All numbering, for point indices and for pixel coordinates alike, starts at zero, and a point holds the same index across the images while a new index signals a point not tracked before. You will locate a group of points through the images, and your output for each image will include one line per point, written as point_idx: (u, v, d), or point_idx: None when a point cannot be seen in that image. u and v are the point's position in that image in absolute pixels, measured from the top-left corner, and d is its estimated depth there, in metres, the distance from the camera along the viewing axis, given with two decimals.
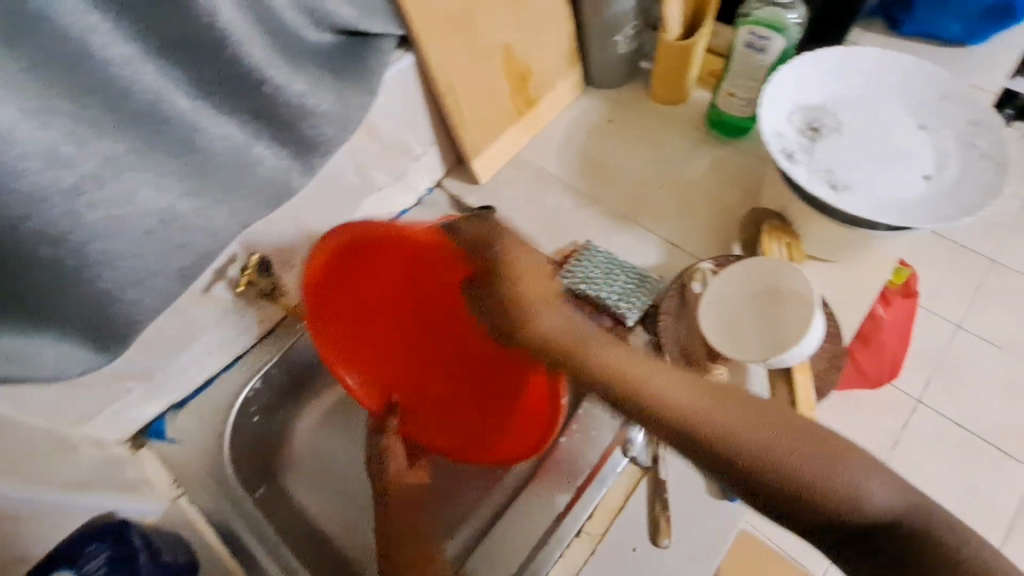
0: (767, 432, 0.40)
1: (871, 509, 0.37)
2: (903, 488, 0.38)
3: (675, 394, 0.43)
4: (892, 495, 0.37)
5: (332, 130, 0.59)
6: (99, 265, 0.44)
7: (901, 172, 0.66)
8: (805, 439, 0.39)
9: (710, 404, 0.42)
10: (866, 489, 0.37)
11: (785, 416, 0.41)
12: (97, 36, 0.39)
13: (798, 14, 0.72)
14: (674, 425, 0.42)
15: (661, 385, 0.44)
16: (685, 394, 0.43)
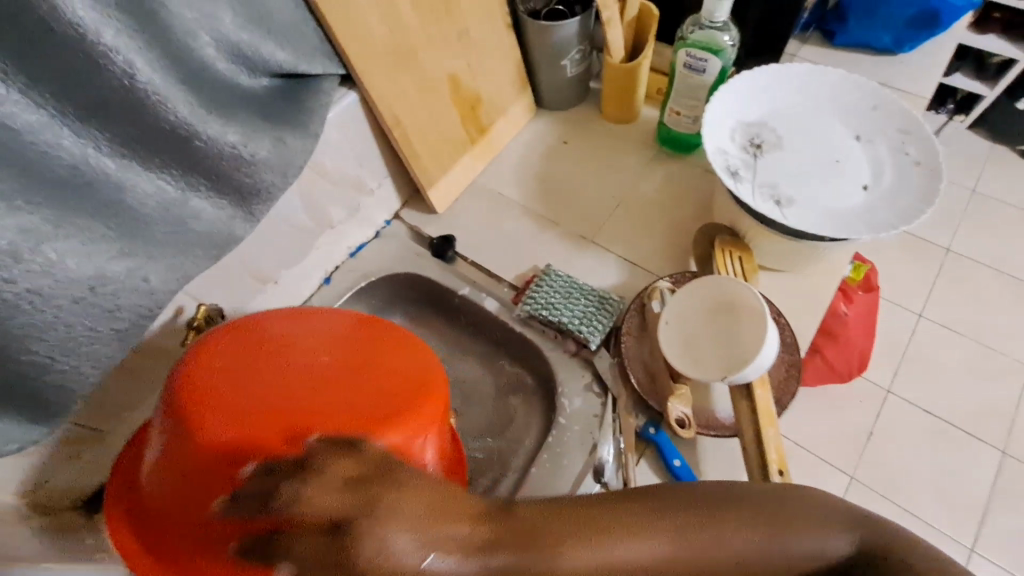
0: (742, 531, 0.43)
1: (833, 551, 0.44)
2: (853, 525, 0.45)
3: (659, 563, 0.41)
4: (847, 542, 0.45)
5: (274, 176, 0.58)
6: (24, 340, 0.42)
7: (839, 183, 0.68)
8: (768, 516, 0.44)
9: (689, 561, 0.42)
10: (824, 540, 0.44)
11: (750, 505, 0.44)
12: (5, 105, 0.38)
13: (731, 36, 0.74)
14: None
15: (636, 549, 0.41)
16: (658, 551, 0.41)
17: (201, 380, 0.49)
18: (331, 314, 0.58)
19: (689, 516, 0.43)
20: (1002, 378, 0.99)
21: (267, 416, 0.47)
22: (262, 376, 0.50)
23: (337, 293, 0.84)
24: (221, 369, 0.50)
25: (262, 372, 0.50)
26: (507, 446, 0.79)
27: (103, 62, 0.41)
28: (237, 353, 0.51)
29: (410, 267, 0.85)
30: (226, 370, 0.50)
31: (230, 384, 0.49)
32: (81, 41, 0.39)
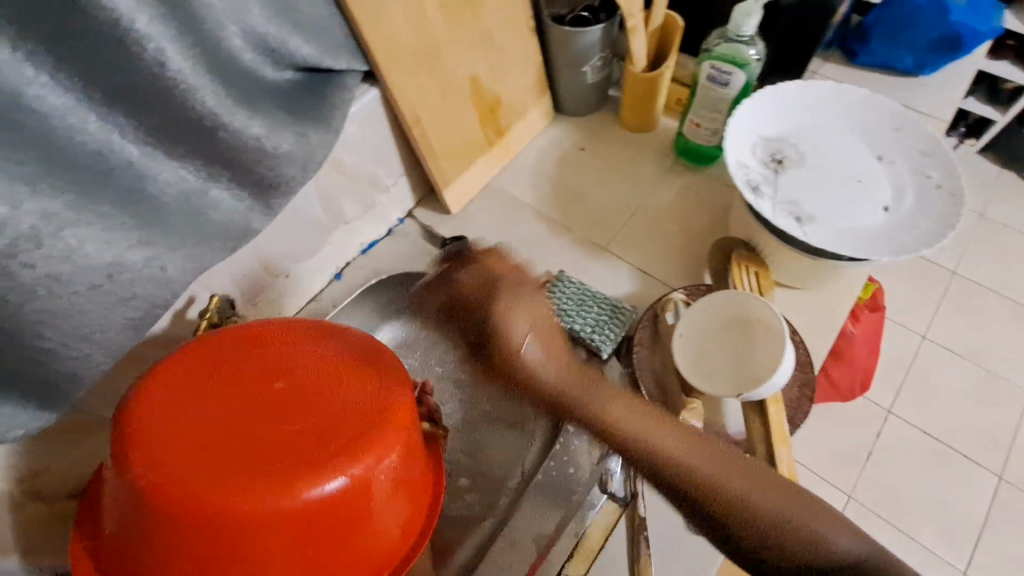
0: (774, 496, 0.48)
1: (836, 550, 0.45)
2: (860, 536, 0.46)
3: (686, 459, 0.52)
4: (853, 545, 0.46)
5: (294, 171, 0.57)
6: (38, 326, 0.42)
7: (860, 203, 0.68)
8: (786, 495, 0.48)
9: (722, 485, 0.49)
10: (832, 537, 0.46)
11: (775, 477, 0.50)
12: (33, 87, 0.37)
13: (757, 50, 0.73)
14: (702, 493, 0.49)
15: (688, 457, 0.51)
16: (703, 463, 0.50)
17: (127, 419, 0.43)
18: (281, 325, 0.51)
19: (728, 460, 0.51)
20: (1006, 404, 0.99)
21: (210, 466, 0.41)
22: (203, 414, 0.44)
23: (348, 289, 0.84)
24: (158, 407, 0.44)
25: (203, 407, 0.44)
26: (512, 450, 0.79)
27: (134, 49, 0.40)
28: (177, 382, 0.45)
29: (422, 267, 0.85)
30: (163, 408, 0.44)
31: (169, 427, 0.43)
32: (114, 27, 0.39)
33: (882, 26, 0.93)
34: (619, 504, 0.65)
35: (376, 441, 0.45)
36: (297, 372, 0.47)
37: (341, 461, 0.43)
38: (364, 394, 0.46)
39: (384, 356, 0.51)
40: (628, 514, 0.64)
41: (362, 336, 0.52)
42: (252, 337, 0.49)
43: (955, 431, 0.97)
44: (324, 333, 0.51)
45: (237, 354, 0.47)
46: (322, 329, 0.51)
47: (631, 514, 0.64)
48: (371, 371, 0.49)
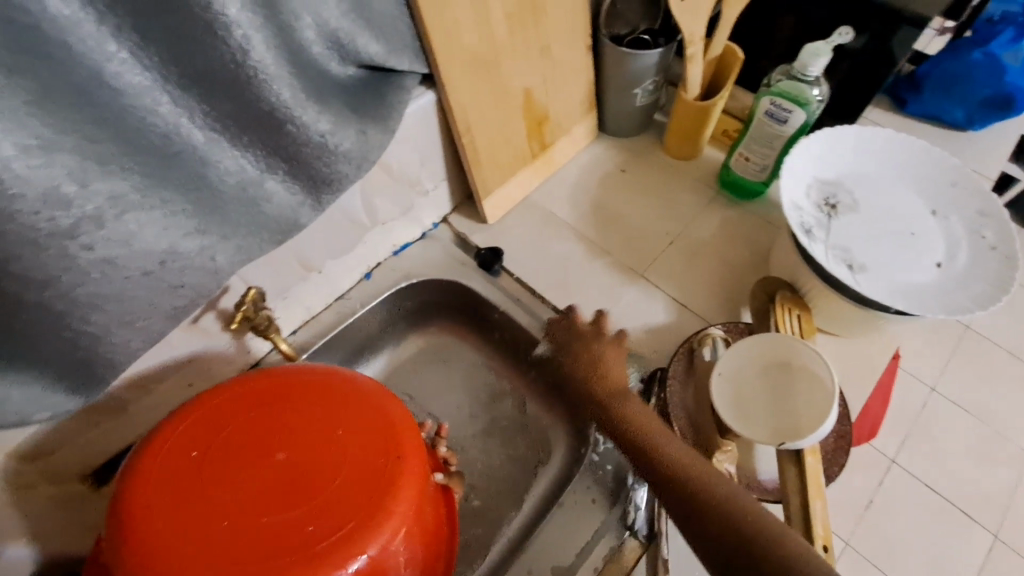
0: (752, 517, 0.48)
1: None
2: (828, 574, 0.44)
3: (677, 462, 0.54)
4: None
5: (349, 169, 0.55)
6: (86, 309, 0.40)
7: (913, 256, 0.67)
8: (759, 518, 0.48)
9: (707, 494, 0.51)
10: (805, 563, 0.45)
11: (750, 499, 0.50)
12: (114, 64, 0.36)
13: (820, 91, 0.72)
14: (688, 495, 0.51)
15: (682, 461, 0.54)
16: (697, 472, 0.53)
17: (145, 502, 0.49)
18: (294, 389, 0.57)
19: (710, 474, 0.52)
20: (1000, 468, 0.73)
21: (229, 545, 0.47)
22: (232, 479, 0.51)
23: (376, 290, 0.82)
24: (176, 484, 0.50)
25: (229, 474, 0.51)
26: (529, 471, 0.77)
27: (220, 35, 0.39)
28: (208, 448, 0.52)
29: (453, 275, 0.83)
30: (192, 476, 0.51)
31: (201, 493, 0.50)
32: (204, 10, 0.37)
33: (937, 75, 0.91)
34: (641, 542, 0.63)
35: (382, 513, 0.51)
36: (299, 445, 0.53)
37: (355, 524, 0.50)
38: (364, 460, 0.53)
39: (387, 414, 0.57)
40: (649, 554, 0.62)
41: (367, 394, 0.58)
42: (254, 402, 0.56)
43: (964, 492, 0.72)
44: (331, 396, 0.57)
45: (258, 422, 0.54)
46: (332, 392, 0.57)
47: (652, 554, 0.62)
48: (372, 438, 0.55)
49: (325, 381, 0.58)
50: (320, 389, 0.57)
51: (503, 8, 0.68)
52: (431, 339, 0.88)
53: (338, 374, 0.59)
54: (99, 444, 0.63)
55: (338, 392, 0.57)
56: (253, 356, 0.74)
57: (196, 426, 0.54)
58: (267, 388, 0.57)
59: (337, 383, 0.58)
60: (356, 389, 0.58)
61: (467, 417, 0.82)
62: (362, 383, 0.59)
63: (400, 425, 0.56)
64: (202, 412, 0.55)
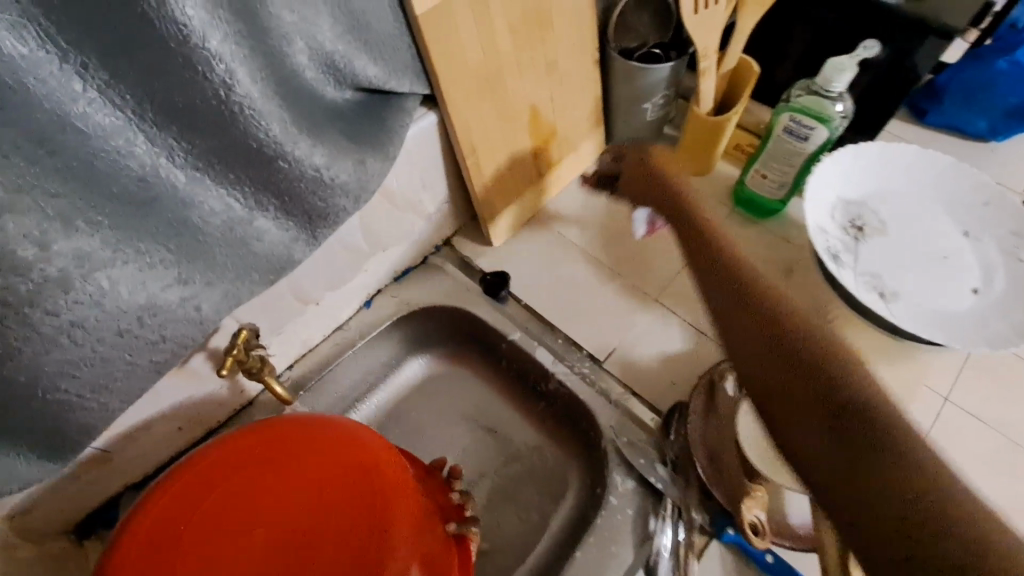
0: None
1: None
2: None
3: None
4: None
5: (346, 202, 0.51)
6: (55, 378, 0.37)
7: (946, 283, 0.63)
8: None
9: None
10: None
11: None
12: (80, 103, 0.32)
13: (844, 106, 0.68)
14: None
15: None
16: None
17: None
18: (278, 443, 0.56)
19: None
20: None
21: None
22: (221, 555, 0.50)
23: (376, 318, 0.78)
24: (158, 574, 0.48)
25: (221, 544, 0.51)
26: (541, 511, 0.73)
27: (201, 69, 0.35)
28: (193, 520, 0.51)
29: (457, 302, 0.79)
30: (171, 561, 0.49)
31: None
32: (182, 43, 0.33)
33: (957, 84, 0.87)
34: None
35: (382, 551, 0.52)
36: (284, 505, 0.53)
37: None
38: (357, 505, 0.54)
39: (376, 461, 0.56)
40: None
41: (354, 438, 0.57)
42: (221, 466, 0.54)
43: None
44: (317, 448, 0.56)
45: (246, 486, 0.54)
46: (302, 438, 0.57)
47: None
48: (357, 478, 0.55)
49: (309, 430, 0.57)
50: (288, 438, 0.56)
51: (509, 23, 0.64)
52: (433, 368, 0.84)
53: (320, 421, 0.58)
54: (82, 496, 0.59)
55: (324, 442, 0.56)
56: (247, 394, 0.70)
57: (178, 496, 0.52)
58: (230, 449, 0.55)
59: (320, 431, 0.57)
60: (326, 431, 0.57)
61: (475, 451, 0.78)
62: (346, 429, 0.58)
63: (390, 467, 0.56)
64: (183, 479, 0.53)
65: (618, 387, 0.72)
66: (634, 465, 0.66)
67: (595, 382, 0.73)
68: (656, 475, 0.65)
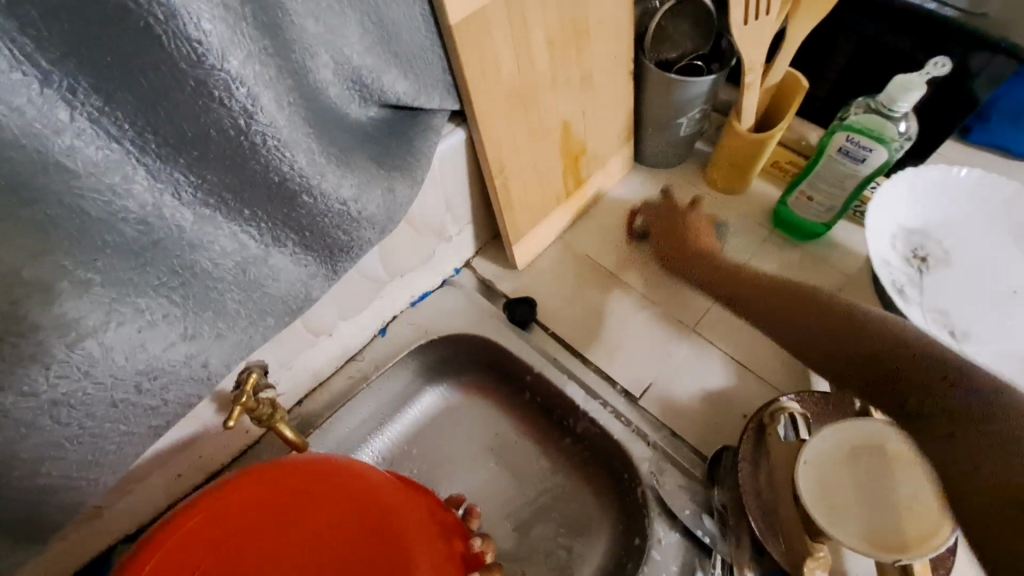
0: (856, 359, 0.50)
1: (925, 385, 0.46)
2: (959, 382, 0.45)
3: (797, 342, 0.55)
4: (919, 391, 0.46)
5: (372, 234, 0.45)
6: (35, 462, 0.32)
7: (1020, 319, 0.58)
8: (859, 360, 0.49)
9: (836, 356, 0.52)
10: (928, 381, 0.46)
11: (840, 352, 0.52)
12: (67, 136, 0.26)
13: (907, 126, 0.63)
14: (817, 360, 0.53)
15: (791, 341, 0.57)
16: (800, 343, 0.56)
17: None
18: (275, 497, 0.49)
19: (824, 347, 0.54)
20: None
21: None
22: None
23: (393, 349, 0.72)
24: None
25: None
26: (572, 560, 0.67)
27: (218, 94, 0.30)
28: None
29: (480, 330, 0.73)
30: None
31: None
32: (194, 63, 0.28)
33: (1006, 102, 0.78)
34: None
35: None
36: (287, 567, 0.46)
37: None
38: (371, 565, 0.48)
39: (384, 496, 0.52)
40: None
41: (373, 491, 0.52)
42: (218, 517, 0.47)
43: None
44: (318, 496, 0.50)
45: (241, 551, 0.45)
46: (314, 488, 0.51)
47: None
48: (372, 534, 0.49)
49: (307, 476, 0.51)
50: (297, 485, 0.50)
51: (544, 32, 0.58)
52: (452, 399, 0.77)
53: (316, 463, 0.53)
54: (69, 556, 0.53)
55: (326, 485, 0.51)
56: (253, 434, 0.64)
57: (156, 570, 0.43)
58: (232, 498, 0.48)
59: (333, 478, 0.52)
60: (342, 477, 0.52)
61: (499, 492, 0.72)
62: (346, 468, 0.53)
63: (398, 501, 0.53)
64: (163, 550, 0.44)
65: (656, 426, 0.66)
66: (679, 517, 0.60)
67: (631, 421, 0.67)
68: (704, 529, 0.59)
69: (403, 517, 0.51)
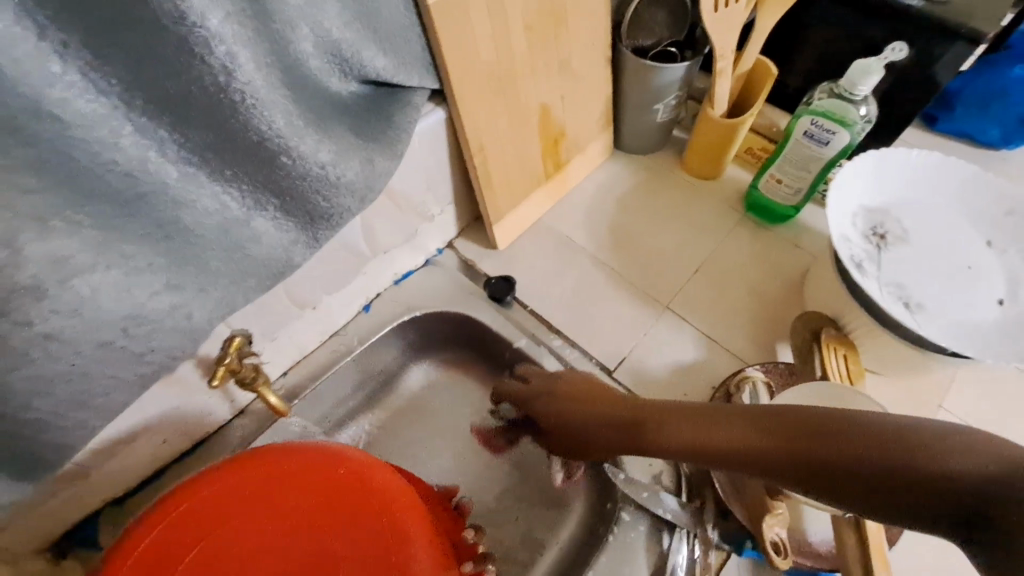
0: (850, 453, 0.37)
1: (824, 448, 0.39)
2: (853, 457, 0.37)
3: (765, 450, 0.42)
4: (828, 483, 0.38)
5: (351, 203, 0.48)
6: (27, 396, 0.34)
7: (971, 295, 0.62)
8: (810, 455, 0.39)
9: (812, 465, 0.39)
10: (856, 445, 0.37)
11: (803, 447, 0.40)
12: (58, 89, 0.29)
13: (866, 110, 0.66)
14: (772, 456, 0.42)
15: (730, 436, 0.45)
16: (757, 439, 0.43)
17: None
18: (287, 480, 0.50)
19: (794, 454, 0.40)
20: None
21: None
22: None
23: (375, 325, 0.74)
24: None
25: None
26: (545, 526, 0.70)
27: (199, 52, 0.32)
28: (186, 561, 0.45)
29: (460, 306, 0.75)
30: None
31: None
32: (177, 22, 0.30)
33: (972, 91, 0.81)
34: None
35: None
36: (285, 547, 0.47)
37: None
38: (364, 550, 0.48)
39: (390, 507, 0.50)
40: None
41: (363, 477, 0.51)
42: (215, 499, 0.48)
43: None
44: (326, 484, 0.50)
45: (251, 522, 0.47)
46: (308, 471, 0.50)
47: None
48: (366, 518, 0.49)
49: (321, 462, 0.51)
50: (290, 469, 0.50)
51: (521, 17, 0.61)
52: (433, 375, 0.80)
53: (331, 455, 0.51)
54: (57, 514, 0.55)
55: (317, 473, 0.50)
56: (237, 404, 0.66)
57: (161, 543, 0.45)
58: (228, 480, 0.49)
59: (323, 464, 0.51)
60: (332, 461, 0.51)
61: (476, 462, 0.74)
62: (362, 464, 0.52)
63: (389, 491, 0.51)
64: (186, 505, 0.47)
65: None
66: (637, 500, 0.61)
67: None
68: (665, 508, 0.60)
69: (394, 501, 0.50)
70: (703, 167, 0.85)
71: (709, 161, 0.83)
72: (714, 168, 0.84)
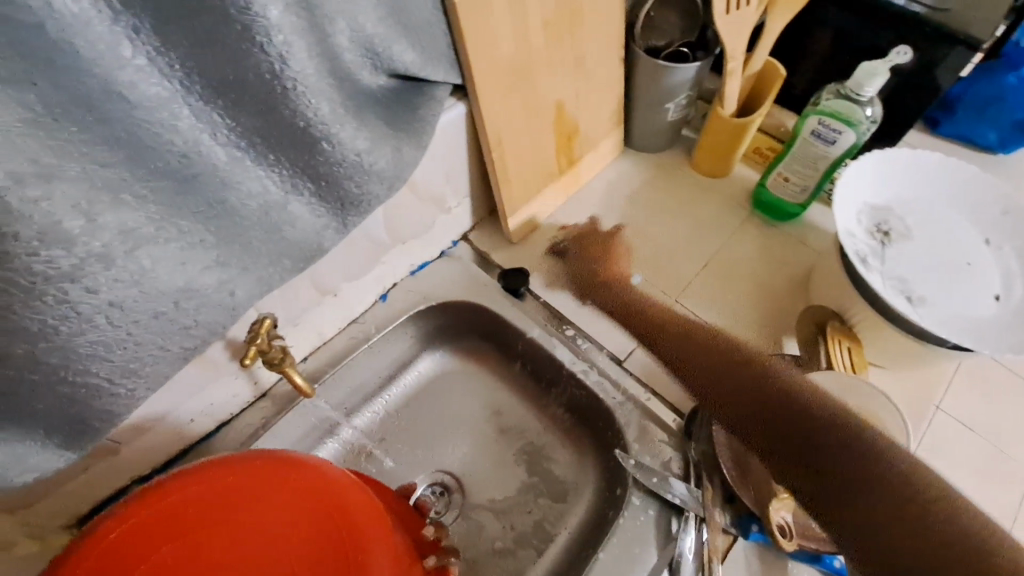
0: None
1: None
2: None
3: None
4: None
5: (380, 190, 0.49)
6: (86, 361, 0.36)
7: (969, 290, 0.64)
8: None
9: None
10: None
11: None
12: (127, 72, 0.31)
13: (871, 111, 0.68)
14: None
15: None
16: None
17: None
18: (247, 490, 0.45)
19: None
20: (1013, 491, 0.64)
21: None
22: None
23: (392, 314, 0.76)
24: None
25: None
26: (556, 511, 0.72)
27: (259, 40, 0.34)
28: None
29: (475, 297, 0.77)
30: None
31: None
32: (241, 11, 0.32)
33: (970, 96, 0.84)
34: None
35: None
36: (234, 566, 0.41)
37: None
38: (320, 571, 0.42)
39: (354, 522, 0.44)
40: None
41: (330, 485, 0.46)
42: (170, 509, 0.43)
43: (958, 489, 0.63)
44: (288, 497, 0.45)
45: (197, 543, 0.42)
46: (271, 478, 0.46)
47: None
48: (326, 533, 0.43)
49: (284, 471, 0.46)
50: (252, 477, 0.45)
51: (541, 15, 0.63)
52: (446, 364, 0.82)
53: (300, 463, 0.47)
54: (88, 489, 0.57)
55: (282, 479, 0.46)
56: (259, 387, 0.68)
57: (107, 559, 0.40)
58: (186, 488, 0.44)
59: (289, 471, 0.46)
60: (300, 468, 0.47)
61: (488, 448, 0.76)
62: (332, 480, 0.47)
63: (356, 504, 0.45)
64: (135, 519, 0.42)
65: (639, 387, 0.71)
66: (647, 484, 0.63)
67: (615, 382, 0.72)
68: (675, 492, 0.62)
69: (359, 513, 0.45)
70: (712, 166, 0.87)
71: (718, 160, 0.85)
72: (723, 167, 0.87)
